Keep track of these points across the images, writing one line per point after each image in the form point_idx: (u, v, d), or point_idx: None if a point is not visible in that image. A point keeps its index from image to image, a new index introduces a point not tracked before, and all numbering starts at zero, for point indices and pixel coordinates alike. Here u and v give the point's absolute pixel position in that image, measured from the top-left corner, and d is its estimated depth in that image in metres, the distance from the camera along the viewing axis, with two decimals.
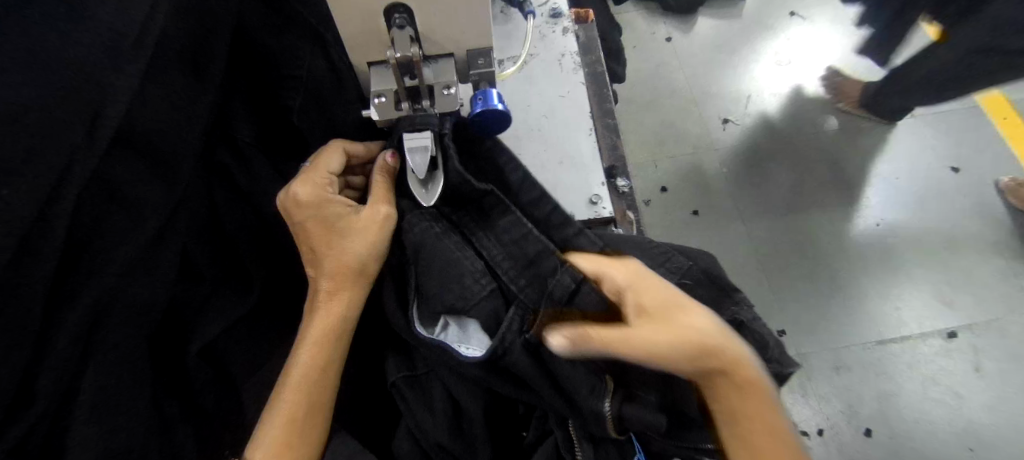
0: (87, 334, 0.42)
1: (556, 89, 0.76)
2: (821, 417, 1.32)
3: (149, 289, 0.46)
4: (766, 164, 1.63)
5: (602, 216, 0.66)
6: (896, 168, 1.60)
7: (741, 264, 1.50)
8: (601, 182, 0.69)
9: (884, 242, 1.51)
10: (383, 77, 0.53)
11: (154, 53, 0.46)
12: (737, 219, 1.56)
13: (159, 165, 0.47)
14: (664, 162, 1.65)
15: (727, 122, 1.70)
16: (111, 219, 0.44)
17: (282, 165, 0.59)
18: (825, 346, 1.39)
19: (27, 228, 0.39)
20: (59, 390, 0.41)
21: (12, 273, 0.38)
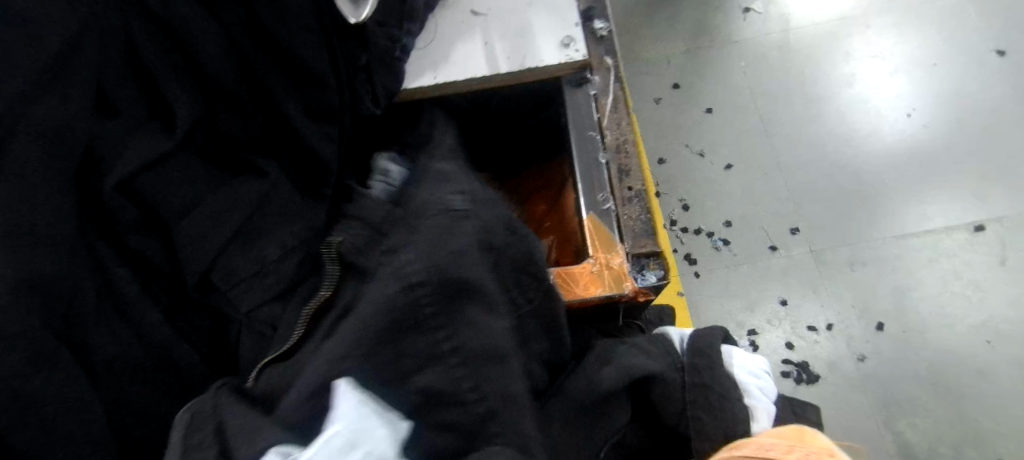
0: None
1: None
2: (831, 312, 1.27)
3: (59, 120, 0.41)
4: (789, 56, 1.50)
5: (574, 59, 0.60)
6: (933, 53, 1.46)
7: (756, 159, 1.42)
8: (575, 22, 0.62)
9: (914, 133, 1.39)
10: None
11: None
12: (755, 114, 1.46)
13: None
14: (678, 58, 1.54)
15: (748, 12, 1.56)
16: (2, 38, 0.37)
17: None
18: (842, 242, 1.32)
19: None
20: None
21: None
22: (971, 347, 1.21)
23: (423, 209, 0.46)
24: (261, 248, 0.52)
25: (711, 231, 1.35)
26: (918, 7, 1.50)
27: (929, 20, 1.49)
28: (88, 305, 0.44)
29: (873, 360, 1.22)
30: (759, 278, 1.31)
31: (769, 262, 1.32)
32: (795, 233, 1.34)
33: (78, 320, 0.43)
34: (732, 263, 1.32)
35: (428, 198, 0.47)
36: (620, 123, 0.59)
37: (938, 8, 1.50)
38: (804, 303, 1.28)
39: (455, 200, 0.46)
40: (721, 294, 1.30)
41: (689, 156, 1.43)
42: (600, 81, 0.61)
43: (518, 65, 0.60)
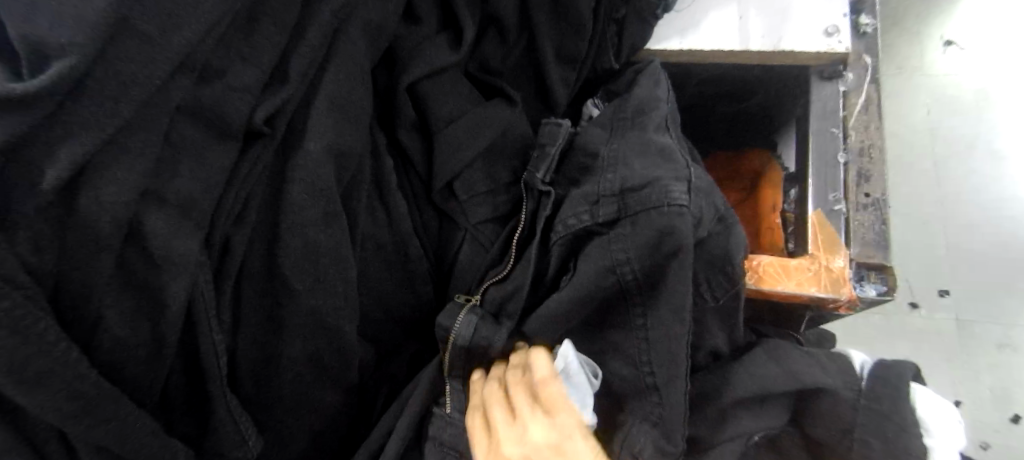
0: (332, 35, 0.46)
1: None
2: (961, 389, 1.17)
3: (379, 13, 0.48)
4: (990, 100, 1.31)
5: (836, 50, 0.57)
6: None
7: (918, 205, 1.27)
8: (844, 13, 0.58)
9: None
10: None
11: None
12: (928, 157, 1.29)
13: None
14: None
15: (949, 44, 1.33)
16: None
17: None
18: (994, 319, 1.20)
19: None
20: (306, 75, 0.45)
21: None
22: None
23: (640, 191, 0.45)
24: (499, 172, 0.56)
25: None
26: None
27: None
28: (364, 182, 0.50)
29: (995, 451, 1.13)
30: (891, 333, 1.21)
31: (907, 318, 1.22)
32: (943, 295, 1.22)
33: (355, 192, 0.49)
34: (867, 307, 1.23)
35: (649, 178, 0.46)
36: (869, 127, 0.56)
37: None
38: (932, 371, 1.18)
39: (676, 193, 0.44)
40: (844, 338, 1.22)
41: None
42: (853, 78, 0.58)
43: (773, 46, 0.58)
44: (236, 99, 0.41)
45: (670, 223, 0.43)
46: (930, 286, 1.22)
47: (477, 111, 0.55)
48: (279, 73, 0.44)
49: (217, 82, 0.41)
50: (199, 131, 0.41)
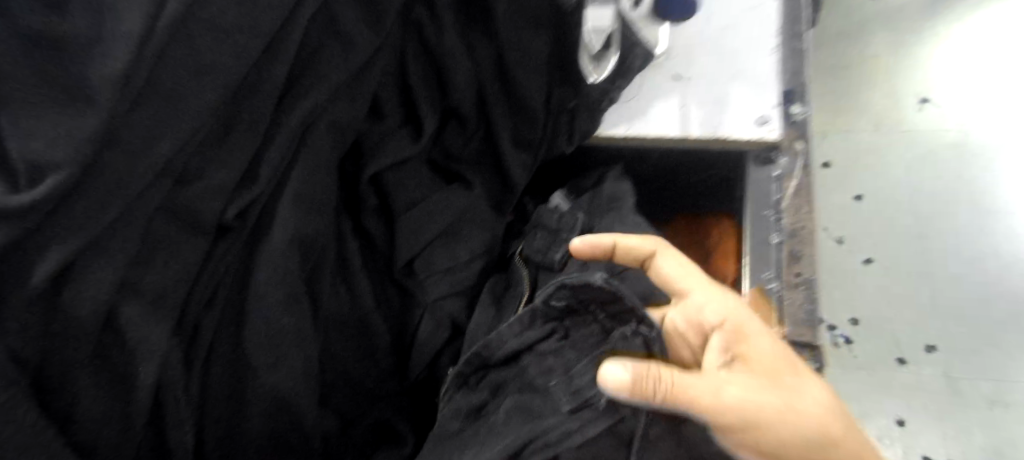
0: (300, 137, 0.51)
1: (743, 3, 0.70)
2: (952, 448, 1.16)
3: (346, 115, 0.54)
4: (965, 159, 1.40)
5: (766, 138, 0.63)
6: None
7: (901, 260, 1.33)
8: (776, 104, 0.64)
9: None
10: None
11: None
12: (911, 215, 1.37)
13: (371, 11, 0.52)
14: (836, 135, 1.48)
15: (925, 103, 1.46)
16: (328, 47, 0.51)
17: (464, 30, 0.58)
18: (986, 376, 1.21)
19: (271, 37, 0.47)
20: (275, 174, 0.50)
21: (254, 75, 0.47)
22: None
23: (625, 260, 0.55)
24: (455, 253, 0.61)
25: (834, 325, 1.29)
26: None
27: None
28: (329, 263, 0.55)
29: None
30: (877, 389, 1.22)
31: (893, 374, 1.23)
32: (930, 352, 1.24)
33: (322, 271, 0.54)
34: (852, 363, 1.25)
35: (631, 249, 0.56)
36: (801, 210, 0.61)
37: None
38: (922, 428, 1.19)
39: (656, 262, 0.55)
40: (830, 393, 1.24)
41: (826, 241, 1.37)
42: (786, 163, 0.63)
43: (711, 133, 0.64)
44: (208, 200, 0.46)
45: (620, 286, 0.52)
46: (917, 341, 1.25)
47: (433, 197, 0.61)
48: (249, 173, 0.49)
49: (192, 185, 0.46)
50: (174, 227, 0.46)
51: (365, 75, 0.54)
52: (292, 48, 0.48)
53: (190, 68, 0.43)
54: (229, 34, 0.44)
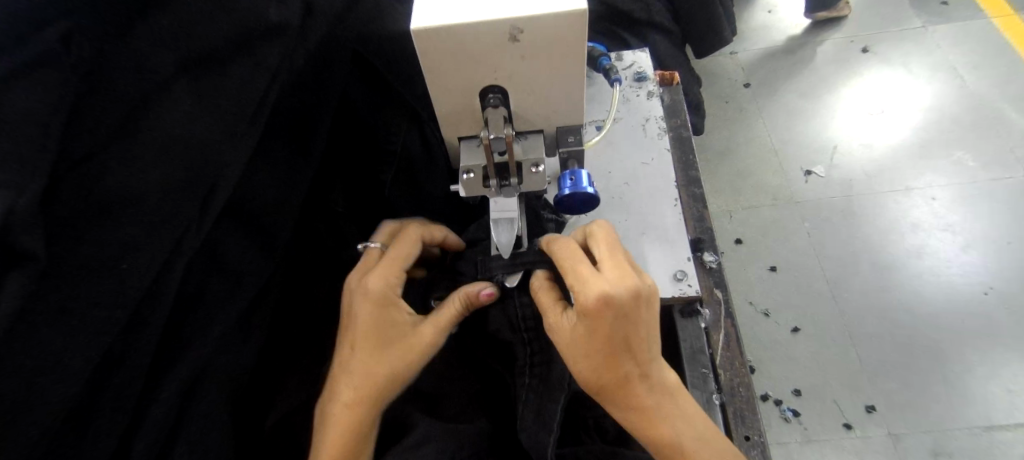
0: (183, 397, 0.44)
1: (640, 155, 0.74)
2: None
3: (238, 355, 0.48)
4: (856, 220, 1.51)
5: (687, 293, 0.62)
6: (1006, 230, 1.45)
7: (825, 325, 1.38)
8: (687, 256, 0.65)
9: (993, 314, 1.34)
10: (473, 153, 0.53)
11: (265, 128, 0.49)
12: (822, 279, 1.44)
13: (260, 235, 0.49)
14: (740, 213, 1.58)
15: (810, 174, 1.60)
16: (213, 286, 0.46)
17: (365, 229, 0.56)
18: (925, 429, 1.24)
19: (139, 300, 0.41)
20: (155, 445, 0.42)
21: (119, 344, 0.40)
22: None
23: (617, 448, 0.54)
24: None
25: (779, 399, 1.31)
26: (985, 182, 1.52)
27: (996, 195, 1.50)
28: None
29: None
30: (831, 457, 1.23)
31: (842, 441, 1.25)
32: (871, 411, 1.27)
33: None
34: (803, 437, 1.25)
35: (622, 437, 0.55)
36: (734, 364, 0.62)
37: (1005, 183, 1.51)
38: None
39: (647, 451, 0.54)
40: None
41: (752, 314, 1.42)
42: (710, 313, 0.65)
43: None
44: None
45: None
46: (856, 402, 1.28)
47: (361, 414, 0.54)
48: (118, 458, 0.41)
49: None
50: None
51: (257, 303, 0.50)
52: (167, 302, 0.43)
53: (40, 360, 0.36)
54: (86, 314, 0.38)
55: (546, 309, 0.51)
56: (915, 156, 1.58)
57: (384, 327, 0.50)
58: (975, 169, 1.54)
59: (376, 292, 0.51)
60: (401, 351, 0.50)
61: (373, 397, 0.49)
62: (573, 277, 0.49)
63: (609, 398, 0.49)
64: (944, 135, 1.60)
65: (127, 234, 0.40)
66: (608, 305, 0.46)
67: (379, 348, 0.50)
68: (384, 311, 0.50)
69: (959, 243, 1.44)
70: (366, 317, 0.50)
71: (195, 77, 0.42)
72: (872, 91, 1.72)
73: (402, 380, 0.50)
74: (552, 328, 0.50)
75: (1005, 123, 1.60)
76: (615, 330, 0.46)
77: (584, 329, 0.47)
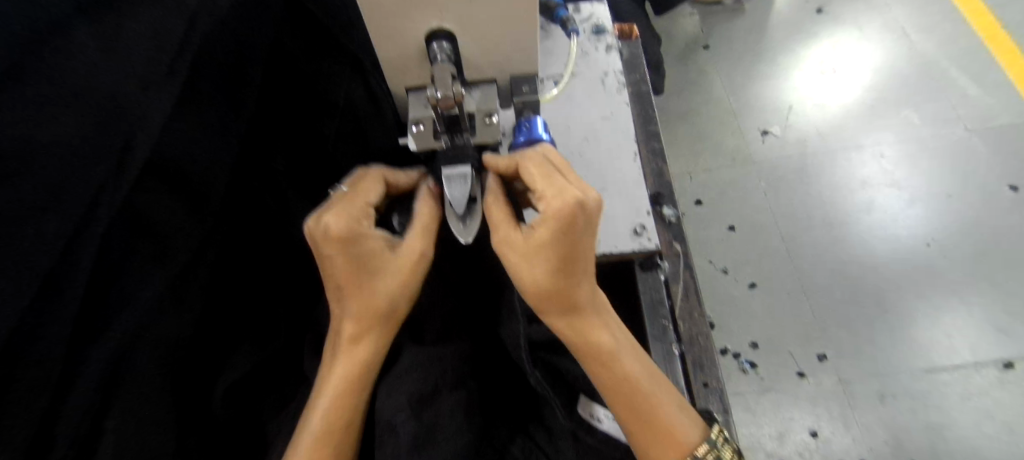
0: (112, 372, 0.40)
1: (599, 110, 0.71)
2: (863, 448, 1.24)
3: (176, 325, 0.44)
4: (809, 178, 1.54)
5: (646, 247, 0.62)
6: (948, 184, 1.51)
7: (780, 280, 1.42)
8: (647, 211, 0.64)
9: (934, 264, 1.41)
10: (421, 104, 0.50)
11: (187, 80, 0.44)
12: (777, 235, 1.48)
13: (190, 198, 0.45)
14: (700, 174, 1.59)
15: (766, 134, 1.62)
16: (139, 252, 0.42)
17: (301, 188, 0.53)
18: (871, 373, 1.31)
19: (50, 269, 0.37)
20: (83, 426, 0.39)
21: (30, 317, 0.36)
22: None
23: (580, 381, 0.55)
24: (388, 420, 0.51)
25: (737, 352, 1.35)
26: (929, 139, 1.57)
27: (939, 150, 1.55)
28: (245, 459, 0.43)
29: None
30: (786, 405, 1.29)
31: (796, 389, 1.30)
32: (822, 360, 1.32)
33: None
34: (759, 388, 1.31)
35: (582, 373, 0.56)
36: (693, 314, 0.62)
37: (948, 139, 1.57)
38: (831, 436, 1.25)
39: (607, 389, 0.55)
40: (748, 421, 1.28)
41: (712, 272, 1.45)
42: (669, 266, 0.65)
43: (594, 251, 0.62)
44: None
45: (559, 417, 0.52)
46: (809, 352, 1.33)
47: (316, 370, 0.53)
48: (43, 439, 0.38)
49: None
50: None
51: (192, 270, 0.46)
52: (85, 269, 0.39)
53: None
54: None
55: (503, 222, 0.47)
56: (866, 114, 1.62)
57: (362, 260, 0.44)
58: (919, 126, 1.59)
59: (342, 232, 0.43)
60: (391, 279, 0.46)
61: (375, 324, 0.47)
62: (540, 182, 0.45)
63: (553, 303, 0.47)
64: (892, 93, 1.64)
65: (26, 197, 0.35)
66: (576, 213, 0.43)
67: (365, 283, 0.45)
68: (355, 247, 0.43)
69: (904, 198, 1.50)
70: (342, 255, 0.44)
71: (99, 19, 0.38)
72: (824, 51, 1.74)
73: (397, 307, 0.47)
74: (505, 238, 0.46)
75: (950, 81, 1.65)
76: (582, 234, 0.44)
77: (549, 233, 0.44)
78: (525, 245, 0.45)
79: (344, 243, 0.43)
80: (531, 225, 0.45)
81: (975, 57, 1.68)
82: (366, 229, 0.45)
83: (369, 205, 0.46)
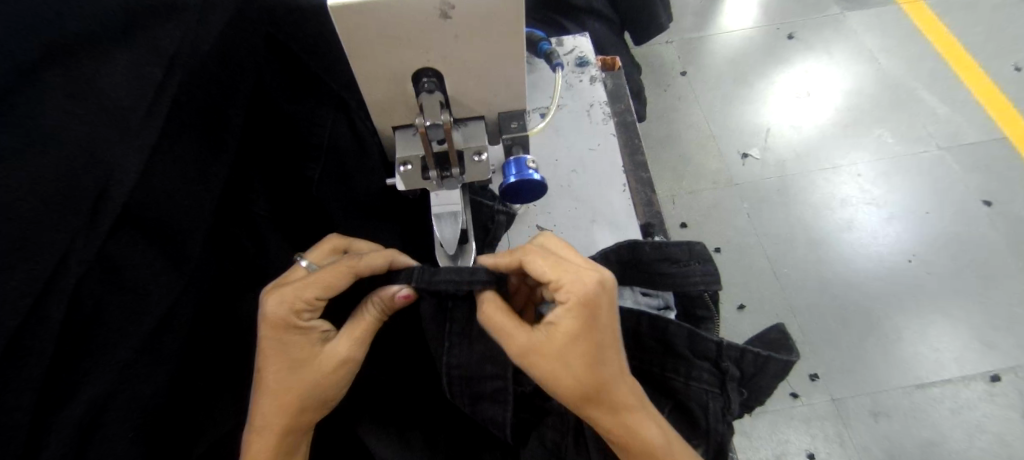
0: (83, 433, 0.38)
1: (586, 141, 0.71)
2: None
3: (152, 383, 0.42)
4: (789, 199, 1.56)
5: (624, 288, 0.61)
6: (923, 201, 1.53)
7: (767, 301, 1.42)
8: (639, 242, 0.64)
9: (916, 278, 1.42)
10: (408, 142, 0.49)
11: (166, 125, 0.42)
12: (762, 256, 1.48)
13: (167, 247, 0.43)
14: (684, 198, 1.59)
15: (746, 157, 1.64)
16: (111, 305, 0.40)
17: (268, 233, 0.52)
18: (862, 391, 1.30)
19: (16, 329, 0.35)
20: None
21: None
22: None
23: None
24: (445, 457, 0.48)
25: None
26: (903, 156, 1.60)
27: (914, 168, 1.58)
28: None
29: None
30: (781, 427, 1.27)
31: (790, 410, 1.29)
32: (814, 380, 1.32)
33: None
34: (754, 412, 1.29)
35: None
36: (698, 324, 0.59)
37: (920, 157, 1.60)
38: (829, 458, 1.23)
39: None
40: (745, 446, 1.26)
41: None
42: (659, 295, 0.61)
43: None
44: None
45: (786, 357, 0.54)
46: (799, 371, 1.32)
47: None
48: None
49: None
50: None
51: (169, 321, 0.44)
52: (53, 333, 0.36)
53: None
54: None
55: (509, 325, 0.45)
56: (839, 134, 1.65)
57: (298, 357, 0.45)
58: (893, 145, 1.62)
59: (277, 315, 0.44)
60: (308, 373, 0.45)
61: (292, 413, 0.45)
62: (556, 273, 0.45)
63: (595, 406, 0.44)
64: (864, 114, 1.68)
65: None
66: (596, 295, 0.44)
67: (286, 377, 0.45)
68: (284, 333, 0.45)
69: (883, 215, 1.52)
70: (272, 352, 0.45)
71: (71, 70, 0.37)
72: (798, 75, 1.77)
73: (328, 400, 0.47)
74: (528, 343, 0.44)
75: (918, 102, 1.69)
76: (604, 320, 0.44)
77: (567, 324, 0.44)
78: (554, 342, 0.44)
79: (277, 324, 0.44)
80: (551, 319, 0.44)
81: (939, 78, 1.73)
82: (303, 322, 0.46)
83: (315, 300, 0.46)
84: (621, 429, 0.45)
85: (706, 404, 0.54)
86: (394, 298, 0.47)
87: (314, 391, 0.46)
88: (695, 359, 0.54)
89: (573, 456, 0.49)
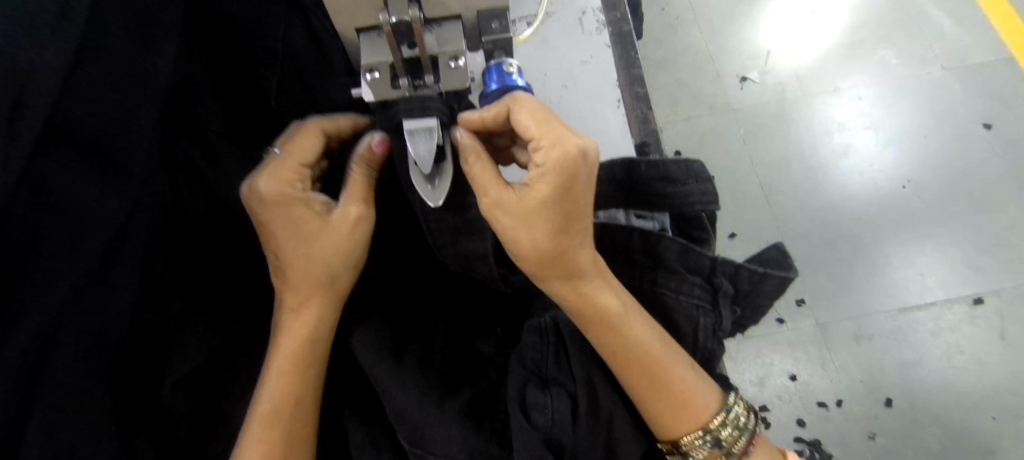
0: (29, 370, 0.36)
1: (578, 53, 0.65)
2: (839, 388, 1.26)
3: (101, 316, 0.38)
4: (786, 125, 1.50)
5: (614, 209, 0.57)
6: (922, 125, 1.48)
7: (759, 229, 1.40)
8: None
9: (908, 204, 1.40)
10: (375, 47, 0.42)
11: (86, 27, 0.36)
12: (756, 184, 1.45)
13: (105, 170, 0.39)
14: (679, 125, 1.54)
15: (745, 80, 1.56)
16: (47, 229, 0.36)
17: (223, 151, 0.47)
18: (846, 315, 1.31)
19: None
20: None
21: None
22: (974, 424, 1.22)
23: None
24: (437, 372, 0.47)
25: None
26: (905, 78, 1.53)
27: (916, 90, 1.51)
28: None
29: (883, 438, 1.22)
30: (766, 351, 1.30)
31: (776, 334, 1.31)
32: (800, 305, 1.32)
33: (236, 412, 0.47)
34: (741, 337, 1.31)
35: None
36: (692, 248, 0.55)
37: (924, 79, 1.52)
38: (810, 379, 1.26)
39: None
40: (730, 368, 1.29)
41: None
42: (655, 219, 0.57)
43: None
44: None
45: (783, 274, 0.51)
46: (786, 297, 1.33)
47: None
48: None
49: None
50: None
51: (117, 253, 0.39)
52: None
53: None
54: None
55: (489, 180, 0.43)
56: (842, 56, 1.56)
57: (303, 230, 0.45)
58: (896, 66, 1.54)
59: (274, 192, 0.43)
60: (325, 245, 0.45)
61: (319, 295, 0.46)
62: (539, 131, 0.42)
63: (554, 270, 0.45)
64: (870, 33, 1.58)
65: None
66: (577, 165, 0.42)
67: (302, 254, 0.45)
68: (287, 207, 0.43)
69: (881, 140, 1.47)
70: (280, 223, 0.44)
71: None
72: None
73: (349, 264, 0.46)
74: (497, 201, 0.43)
75: (927, 19, 1.58)
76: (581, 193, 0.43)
77: (545, 188, 0.43)
78: (524, 205, 0.43)
79: (278, 202, 0.43)
80: (528, 181, 0.43)
81: None
82: (301, 193, 0.45)
83: (304, 165, 0.45)
84: (578, 300, 0.46)
85: (696, 320, 0.52)
86: (371, 150, 0.45)
87: (334, 256, 0.45)
88: (686, 274, 0.51)
89: (556, 374, 0.47)
